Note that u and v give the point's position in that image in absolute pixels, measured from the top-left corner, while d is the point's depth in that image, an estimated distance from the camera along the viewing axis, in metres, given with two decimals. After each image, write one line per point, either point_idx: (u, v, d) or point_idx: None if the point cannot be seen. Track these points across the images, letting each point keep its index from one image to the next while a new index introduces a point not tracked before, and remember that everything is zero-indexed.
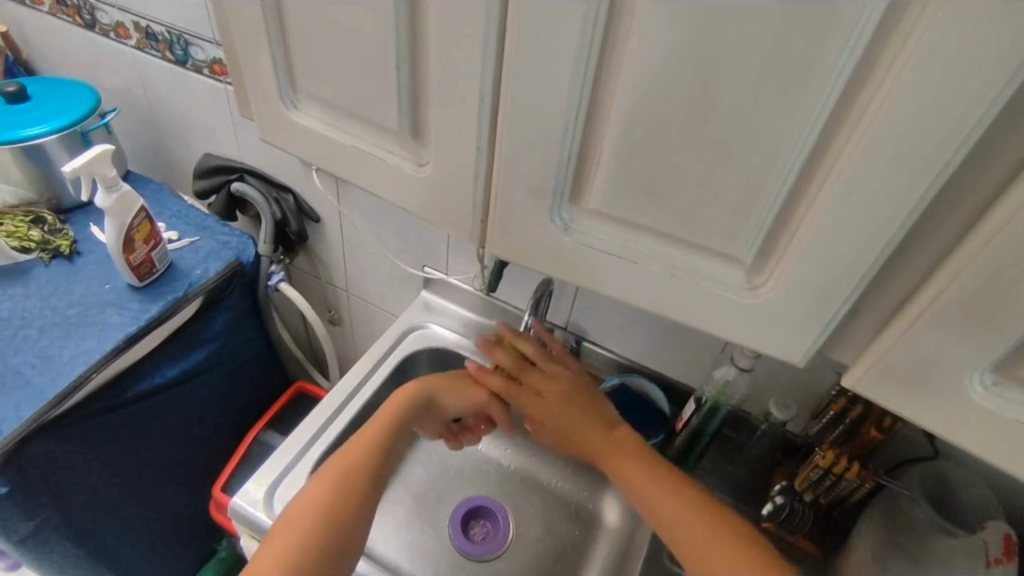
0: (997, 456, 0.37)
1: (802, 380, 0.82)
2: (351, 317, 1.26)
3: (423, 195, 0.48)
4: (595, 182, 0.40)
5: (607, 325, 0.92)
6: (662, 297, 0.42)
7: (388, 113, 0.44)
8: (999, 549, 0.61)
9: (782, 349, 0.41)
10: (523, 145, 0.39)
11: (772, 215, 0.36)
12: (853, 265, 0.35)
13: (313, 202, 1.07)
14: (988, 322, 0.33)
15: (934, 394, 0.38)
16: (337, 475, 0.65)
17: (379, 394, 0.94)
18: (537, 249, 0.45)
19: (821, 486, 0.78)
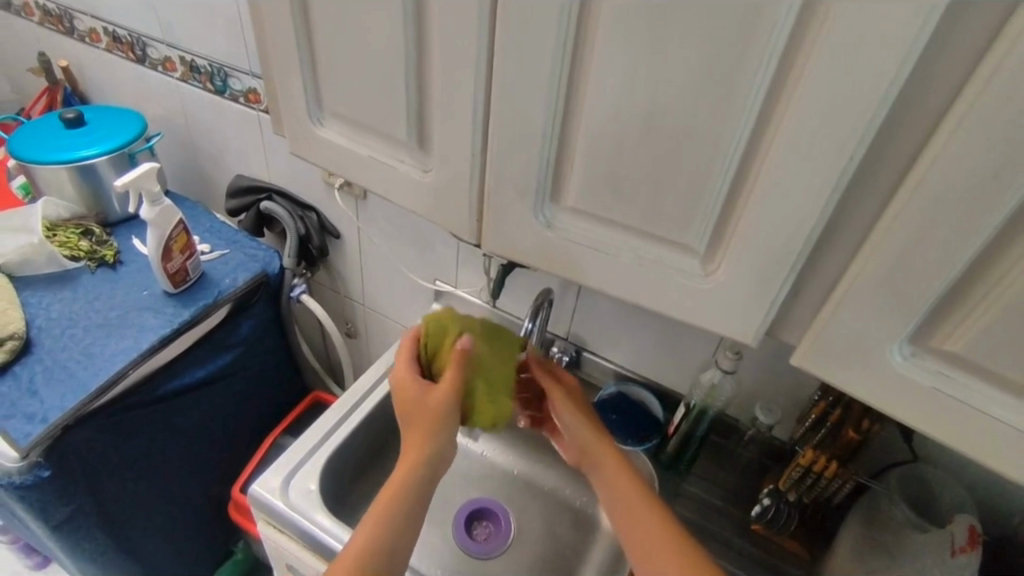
0: (915, 419, 0.43)
1: (786, 386, 0.86)
2: (367, 329, 1.33)
3: (428, 196, 0.55)
4: (572, 183, 0.47)
5: (606, 335, 0.99)
6: (633, 283, 0.49)
7: (399, 129, 0.52)
8: (964, 539, 0.67)
9: (734, 330, 0.47)
10: (511, 153, 0.47)
11: (716, 210, 0.43)
12: (785, 253, 0.41)
13: (335, 219, 1.16)
14: (898, 299, 0.39)
15: (863, 368, 0.43)
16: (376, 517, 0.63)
17: (390, 396, 1.01)
18: (525, 243, 0.52)
19: (803, 486, 0.81)
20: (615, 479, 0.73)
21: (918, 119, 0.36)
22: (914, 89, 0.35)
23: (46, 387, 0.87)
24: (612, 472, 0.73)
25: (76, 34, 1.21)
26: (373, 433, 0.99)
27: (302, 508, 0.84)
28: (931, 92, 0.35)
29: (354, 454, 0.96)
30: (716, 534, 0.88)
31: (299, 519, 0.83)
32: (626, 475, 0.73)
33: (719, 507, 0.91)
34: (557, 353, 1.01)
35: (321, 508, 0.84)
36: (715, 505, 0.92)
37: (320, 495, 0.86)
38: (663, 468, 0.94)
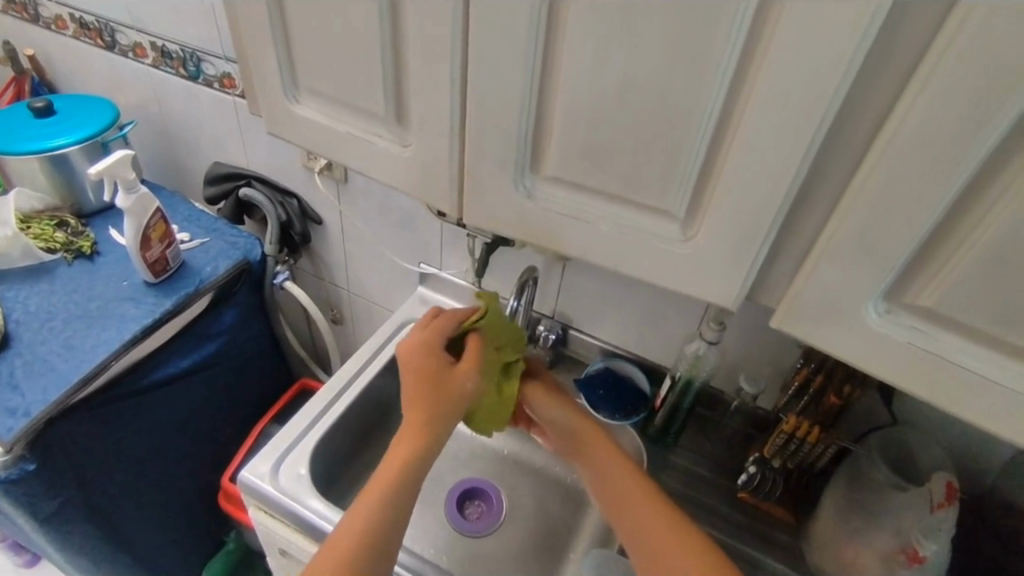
0: (891, 374, 0.44)
1: (768, 355, 0.88)
2: (352, 315, 1.32)
3: (408, 172, 0.55)
4: (551, 152, 0.47)
5: (591, 311, 1.00)
6: (614, 251, 0.49)
7: (376, 104, 0.52)
8: (941, 495, 0.68)
9: (714, 295, 0.48)
10: (488, 124, 0.47)
11: (694, 174, 0.43)
12: (762, 214, 0.42)
13: (315, 205, 1.15)
14: (872, 257, 0.40)
15: (840, 326, 0.44)
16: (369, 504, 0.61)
17: (378, 380, 1.01)
18: (506, 215, 0.52)
19: (787, 452, 0.83)
20: (609, 465, 0.74)
21: (888, 76, 0.36)
22: (884, 46, 0.35)
23: (27, 381, 0.86)
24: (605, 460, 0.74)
25: (42, 21, 1.18)
26: (360, 418, 0.99)
27: (292, 492, 0.84)
28: (900, 49, 0.35)
29: (343, 438, 0.96)
30: (704, 502, 0.90)
31: (290, 503, 0.83)
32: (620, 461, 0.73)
33: (707, 476, 0.93)
34: (543, 332, 1.01)
35: (312, 491, 0.84)
36: (702, 475, 0.93)
37: (310, 479, 0.86)
38: (651, 440, 0.95)
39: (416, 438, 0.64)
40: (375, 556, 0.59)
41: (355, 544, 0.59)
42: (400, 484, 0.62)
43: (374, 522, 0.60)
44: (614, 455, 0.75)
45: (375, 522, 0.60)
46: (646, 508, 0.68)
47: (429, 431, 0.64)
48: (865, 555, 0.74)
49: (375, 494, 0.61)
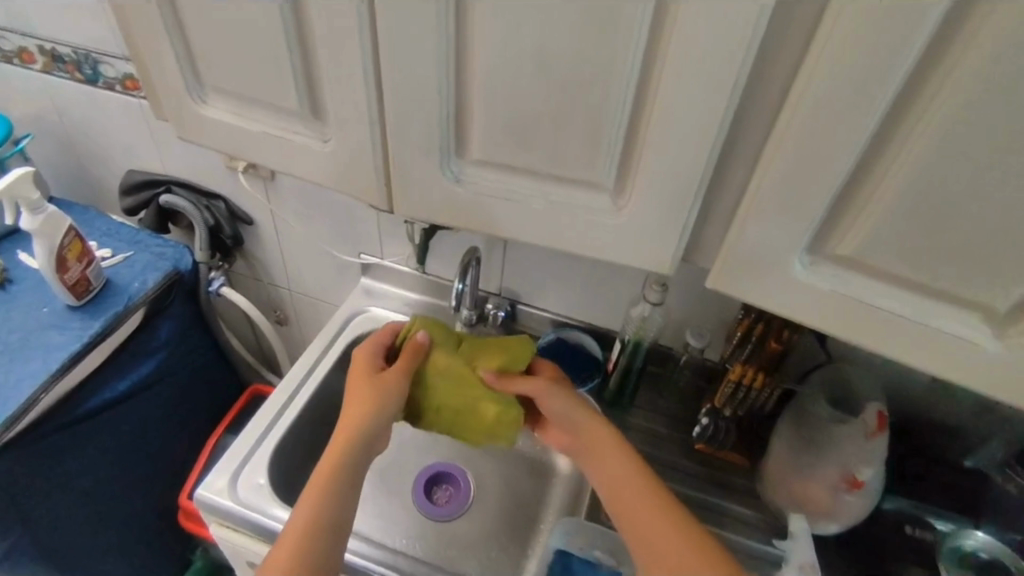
0: (820, 321, 0.46)
1: (711, 310, 0.90)
2: (297, 314, 1.29)
3: (332, 167, 0.53)
4: (475, 136, 0.46)
5: (538, 285, 1.01)
6: (548, 228, 0.49)
7: (290, 99, 0.50)
8: (874, 423, 0.74)
9: (651, 262, 0.48)
10: (408, 112, 0.45)
11: (619, 145, 0.43)
12: (688, 179, 0.43)
13: (244, 205, 1.11)
14: (793, 212, 0.42)
15: (771, 280, 0.46)
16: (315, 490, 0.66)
17: (330, 378, 0.99)
18: (438, 202, 0.51)
19: (736, 400, 0.87)
20: (609, 464, 0.70)
21: (793, 35, 0.37)
22: (787, 5, 0.36)
23: None
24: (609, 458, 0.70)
25: None
26: (316, 420, 0.97)
27: (253, 503, 0.83)
28: (802, 8, 0.36)
29: (300, 441, 0.94)
30: (663, 457, 0.93)
31: (252, 514, 0.82)
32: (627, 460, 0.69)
33: (664, 432, 0.96)
34: (492, 310, 1.01)
35: (273, 499, 0.83)
36: (659, 432, 0.96)
37: (271, 487, 0.85)
38: (608, 404, 0.98)
39: (353, 425, 0.69)
40: (325, 538, 0.64)
41: (304, 529, 0.64)
42: (342, 469, 0.67)
43: (319, 510, 0.64)
44: (613, 449, 0.71)
45: (322, 509, 0.65)
46: (645, 506, 0.65)
47: (366, 419, 0.69)
48: (812, 487, 0.79)
49: (319, 481, 0.66)
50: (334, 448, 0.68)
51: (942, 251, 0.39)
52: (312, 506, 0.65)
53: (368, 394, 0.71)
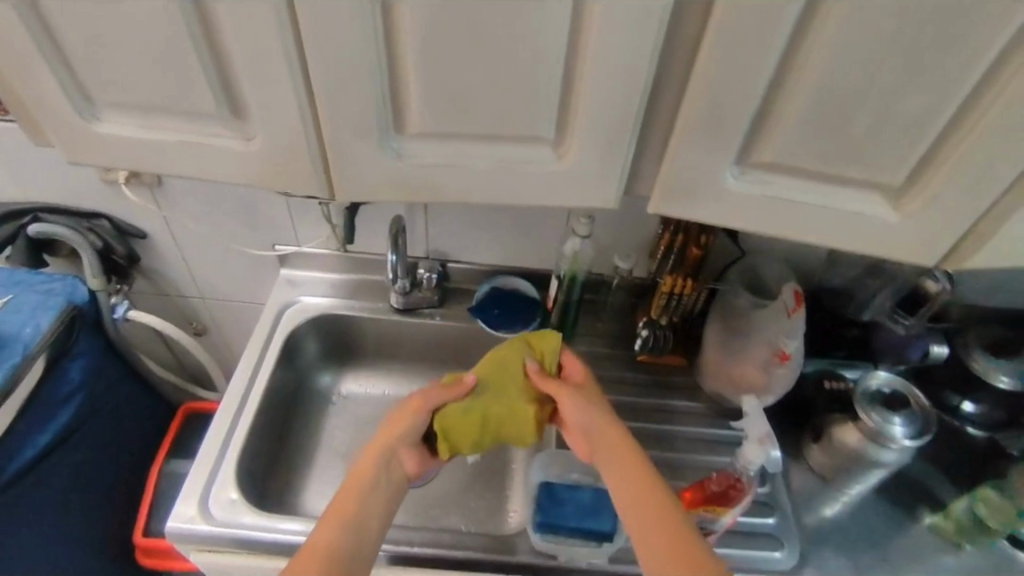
0: (752, 224, 0.52)
1: (633, 232, 0.96)
2: (217, 322, 1.22)
3: (260, 166, 0.50)
4: (414, 110, 0.46)
5: (466, 241, 1.02)
6: (496, 186, 0.51)
7: (202, 101, 0.46)
8: (792, 300, 0.82)
9: (597, 200, 0.52)
10: (340, 95, 0.44)
11: (557, 96, 0.45)
12: (625, 117, 0.45)
13: (131, 218, 1.02)
14: (721, 132, 0.46)
15: (709, 196, 0.50)
16: (333, 520, 0.66)
17: (274, 377, 0.96)
18: (381, 181, 0.50)
19: (670, 309, 0.95)
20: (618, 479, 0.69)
21: None
22: None
23: None
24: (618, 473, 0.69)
25: None
26: (269, 423, 0.95)
27: (230, 519, 0.81)
28: None
29: (260, 448, 0.93)
30: (614, 374, 1.00)
31: (231, 529, 0.80)
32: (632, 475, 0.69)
33: (610, 352, 1.03)
34: (424, 275, 1.02)
35: (249, 509, 0.82)
36: (606, 352, 1.03)
37: (245, 500, 0.83)
38: None
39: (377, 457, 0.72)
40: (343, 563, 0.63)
41: (324, 551, 0.63)
42: (361, 500, 0.68)
43: (337, 539, 0.64)
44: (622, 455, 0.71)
45: (340, 535, 0.64)
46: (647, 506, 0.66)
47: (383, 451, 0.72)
48: (748, 368, 0.89)
49: (338, 511, 0.66)
50: (354, 482, 0.70)
51: (849, 144, 0.45)
52: (332, 531, 0.65)
53: (392, 426, 0.74)
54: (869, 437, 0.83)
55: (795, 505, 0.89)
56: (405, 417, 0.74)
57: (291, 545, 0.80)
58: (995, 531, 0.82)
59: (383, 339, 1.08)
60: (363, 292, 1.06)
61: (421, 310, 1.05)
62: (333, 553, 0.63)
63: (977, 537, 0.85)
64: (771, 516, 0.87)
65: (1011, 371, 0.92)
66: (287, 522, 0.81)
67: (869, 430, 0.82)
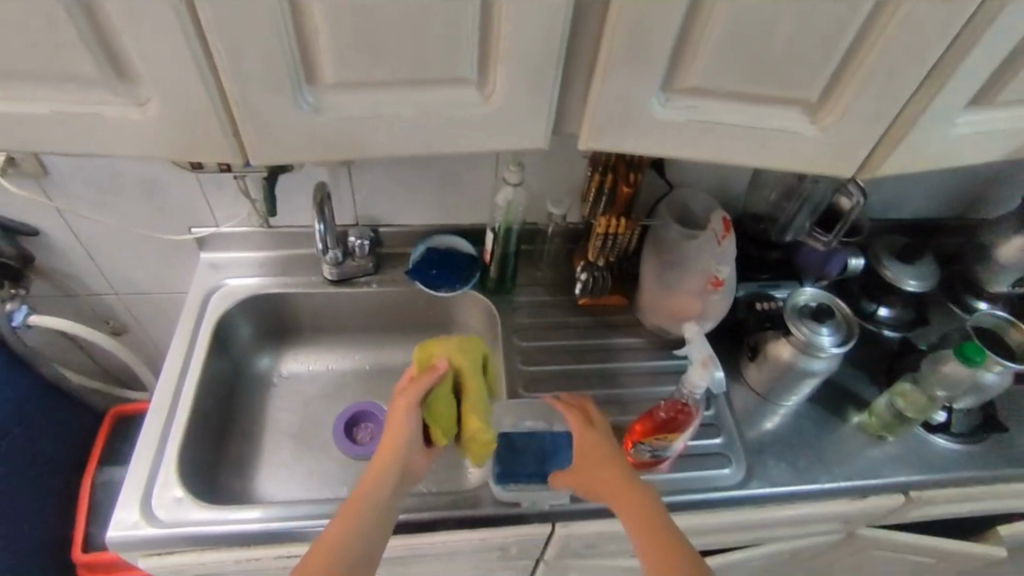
0: (680, 151, 0.52)
1: (563, 178, 0.96)
2: (136, 317, 1.13)
3: (159, 136, 0.46)
4: (323, 58, 0.42)
5: (395, 203, 0.99)
6: (422, 135, 0.48)
7: (78, 64, 0.41)
8: (721, 227, 0.85)
9: (527, 140, 0.50)
10: (240, 45, 0.40)
11: (477, 32, 0.43)
12: (549, 49, 0.44)
13: (17, 213, 0.92)
14: (647, 59, 0.45)
15: (639, 127, 0.50)
16: (344, 522, 0.65)
17: (208, 367, 0.92)
18: (297, 140, 0.47)
19: (606, 250, 0.96)
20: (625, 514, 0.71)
21: None
22: None
23: None
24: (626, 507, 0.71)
25: None
26: (207, 414, 0.91)
27: (177, 517, 0.78)
28: None
29: (200, 441, 0.89)
30: (558, 320, 1.01)
31: (180, 526, 0.77)
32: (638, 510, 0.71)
33: (552, 299, 1.04)
34: (356, 243, 0.99)
35: (198, 505, 0.79)
36: (548, 300, 1.04)
37: (192, 496, 0.80)
38: (493, 292, 1.03)
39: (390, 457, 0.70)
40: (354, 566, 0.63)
41: (336, 554, 0.63)
42: (373, 500, 0.67)
43: (348, 540, 0.64)
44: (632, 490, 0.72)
45: (352, 535, 0.64)
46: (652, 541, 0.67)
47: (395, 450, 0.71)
48: (686, 299, 0.92)
49: (350, 511, 0.66)
50: (368, 481, 0.69)
51: (768, 63, 0.46)
52: (342, 532, 0.64)
53: (398, 426, 0.72)
54: (802, 350, 0.88)
55: (738, 422, 0.95)
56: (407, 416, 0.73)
57: (247, 533, 0.78)
58: (913, 419, 0.91)
59: (321, 314, 1.05)
60: (293, 268, 1.02)
61: (356, 279, 1.02)
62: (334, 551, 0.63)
63: (897, 429, 0.92)
64: (717, 436, 0.92)
65: (916, 274, 1.01)
66: (239, 512, 0.78)
67: (801, 343, 0.87)
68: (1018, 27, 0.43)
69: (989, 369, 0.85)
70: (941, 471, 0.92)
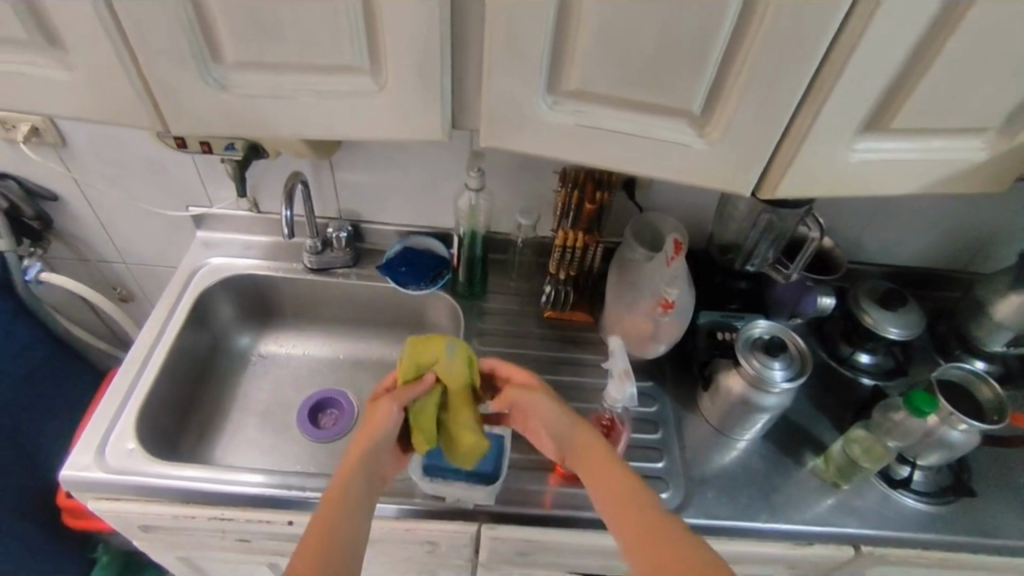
0: (572, 153, 0.55)
1: (534, 190, 0.99)
2: (141, 287, 1.23)
3: (92, 99, 0.53)
4: (223, 37, 0.48)
5: (375, 201, 1.04)
6: (324, 116, 0.54)
7: (16, 27, 0.48)
8: (671, 249, 0.84)
9: (422, 129, 0.55)
10: (145, 22, 0.46)
11: (360, 25, 0.47)
12: (427, 42, 0.48)
13: (39, 179, 1.02)
14: (522, 61, 0.48)
15: (530, 125, 0.53)
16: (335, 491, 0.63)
17: (182, 334, 0.98)
18: (211, 113, 0.53)
19: (567, 264, 0.97)
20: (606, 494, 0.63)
21: None
22: None
23: None
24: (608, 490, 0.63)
25: None
26: (176, 378, 0.97)
27: (125, 466, 0.83)
28: None
29: (167, 404, 0.95)
30: (520, 329, 1.03)
31: (124, 475, 0.82)
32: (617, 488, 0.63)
33: (518, 309, 1.05)
34: (333, 234, 1.04)
35: (146, 458, 0.83)
36: (514, 308, 1.05)
37: (142, 450, 0.85)
38: (461, 296, 1.05)
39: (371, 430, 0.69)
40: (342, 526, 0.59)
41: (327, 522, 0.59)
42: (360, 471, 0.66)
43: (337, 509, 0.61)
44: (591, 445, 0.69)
45: (340, 505, 0.61)
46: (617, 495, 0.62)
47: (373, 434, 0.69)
48: (639, 320, 0.92)
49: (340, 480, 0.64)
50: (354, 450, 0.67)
51: (640, 71, 0.48)
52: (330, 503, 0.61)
53: (377, 420, 0.70)
54: (752, 383, 0.85)
55: (686, 451, 0.92)
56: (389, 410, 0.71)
57: (184, 490, 0.82)
58: (867, 468, 0.87)
59: (300, 300, 1.10)
60: (278, 252, 1.08)
61: (335, 270, 1.06)
62: (335, 525, 0.59)
63: (852, 476, 0.88)
64: (660, 460, 0.91)
65: (899, 322, 0.96)
66: (181, 469, 0.83)
67: (750, 376, 0.85)
68: (877, 49, 0.45)
69: (954, 427, 0.80)
70: (899, 530, 0.86)
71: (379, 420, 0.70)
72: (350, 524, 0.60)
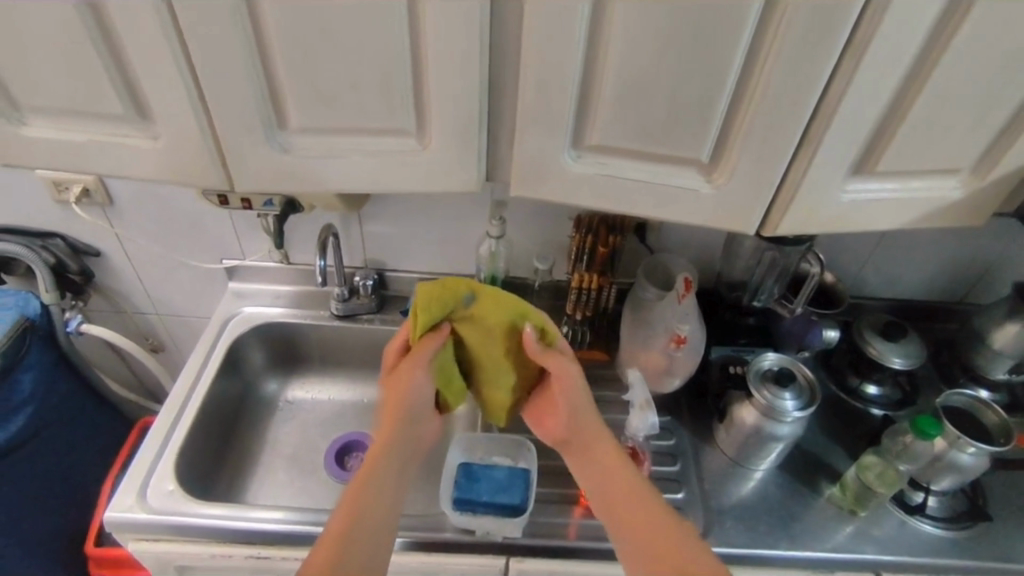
0: (594, 200, 0.61)
1: (549, 236, 1.06)
2: (171, 337, 1.28)
3: (168, 162, 0.60)
4: (290, 108, 0.56)
5: (399, 251, 1.10)
6: (373, 173, 0.60)
7: (111, 102, 0.55)
8: (682, 287, 0.90)
9: (459, 183, 0.61)
10: (224, 97, 0.54)
11: (410, 95, 0.55)
12: (468, 109, 0.55)
13: (85, 237, 1.09)
14: (550, 122, 0.56)
15: (556, 177, 0.60)
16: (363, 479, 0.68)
17: (217, 379, 1.03)
18: (272, 172, 0.60)
19: (583, 305, 1.03)
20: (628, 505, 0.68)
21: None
22: None
23: None
24: (632, 503, 0.68)
25: None
26: (211, 423, 1.01)
27: (165, 506, 0.86)
28: None
29: (203, 447, 0.98)
30: None
31: (164, 515, 0.85)
32: (639, 502, 0.68)
33: None
34: (360, 282, 1.10)
35: (185, 499, 0.87)
36: None
37: (181, 491, 0.88)
38: None
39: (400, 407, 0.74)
40: (366, 519, 0.65)
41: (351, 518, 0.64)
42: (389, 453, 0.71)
43: (365, 497, 0.66)
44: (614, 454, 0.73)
45: (369, 494, 0.67)
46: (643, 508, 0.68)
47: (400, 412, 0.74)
48: (653, 356, 0.96)
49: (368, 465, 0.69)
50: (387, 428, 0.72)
51: (653, 128, 0.56)
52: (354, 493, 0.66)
53: (405, 392, 0.75)
54: (764, 413, 0.89)
55: (705, 483, 0.95)
56: (413, 371, 0.75)
57: (223, 529, 0.85)
58: (881, 494, 0.90)
59: (327, 346, 1.15)
60: (306, 301, 1.14)
61: (360, 316, 1.12)
62: (355, 518, 0.64)
63: (868, 503, 0.91)
64: (681, 491, 0.93)
65: (902, 352, 1.00)
66: (219, 508, 0.86)
67: (762, 406, 0.89)
68: (857, 105, 0.52)
69: (963, 450, 0.84)
70: (917, 555, 0.88)
71: (404, 391, 0.75)
72: (380, 509, 0.66)
